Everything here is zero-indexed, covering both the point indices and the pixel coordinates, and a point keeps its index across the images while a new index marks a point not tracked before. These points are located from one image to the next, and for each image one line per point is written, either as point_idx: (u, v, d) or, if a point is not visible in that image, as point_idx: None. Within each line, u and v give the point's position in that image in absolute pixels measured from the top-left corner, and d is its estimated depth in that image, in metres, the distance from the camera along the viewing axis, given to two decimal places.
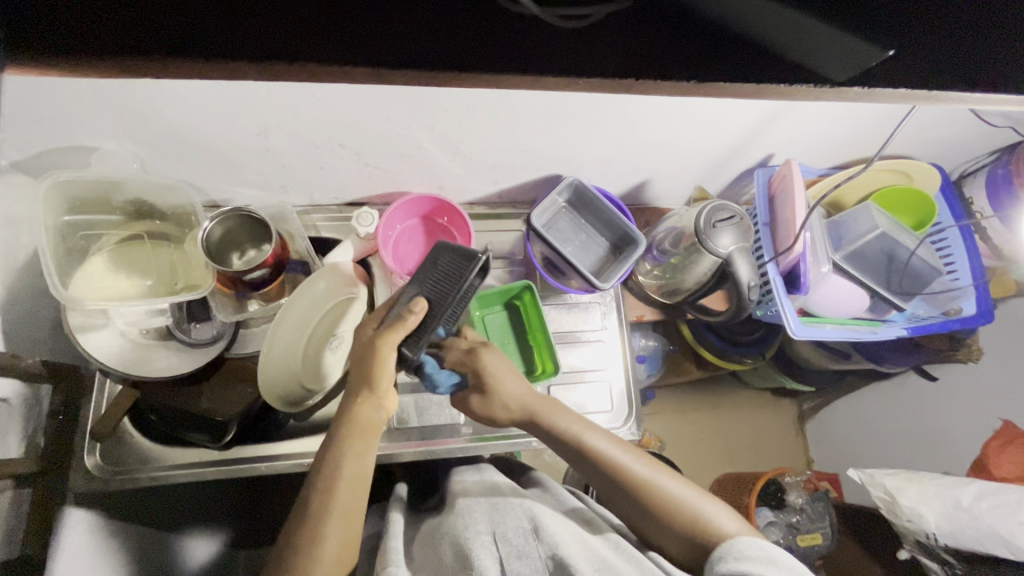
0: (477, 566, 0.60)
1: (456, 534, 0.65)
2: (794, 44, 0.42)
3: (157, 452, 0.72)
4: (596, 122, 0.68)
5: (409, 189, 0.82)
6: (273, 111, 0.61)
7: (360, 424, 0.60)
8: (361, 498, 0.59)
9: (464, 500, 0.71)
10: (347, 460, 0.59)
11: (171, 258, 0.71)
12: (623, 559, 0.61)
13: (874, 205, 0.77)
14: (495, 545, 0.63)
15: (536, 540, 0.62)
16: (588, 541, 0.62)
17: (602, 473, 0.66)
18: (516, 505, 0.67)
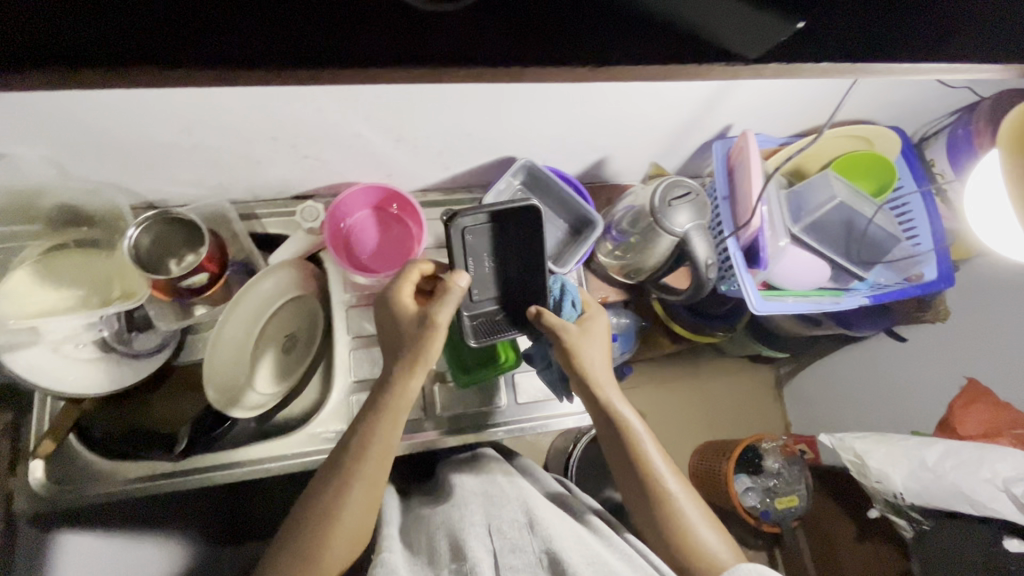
0: (471, 558, 0.58)
1: (451, 524, 0.64)
2: (713, 20, 0.43)
3: (108, 468, 0.68)
4: (543, 101, 0.65)
5: (356, 180, 0.78)
6: (192, 105, 0.57)
7: (403, 399, 0.61)
8: (385, 468, 0.61)
9: (462, 490, 0.71)
10: (380, 432, 0.60)
11: (101, 266, 0.68)
12: (617, 556, 0.61)
13: (833, 173, 0.75)
14: (488, 536, 0.62)
15: (530, 533, 0.62)
16: (583, 538, 0.62)
17: (617, 438, 0.66)
18: (512, 499, 0.67)
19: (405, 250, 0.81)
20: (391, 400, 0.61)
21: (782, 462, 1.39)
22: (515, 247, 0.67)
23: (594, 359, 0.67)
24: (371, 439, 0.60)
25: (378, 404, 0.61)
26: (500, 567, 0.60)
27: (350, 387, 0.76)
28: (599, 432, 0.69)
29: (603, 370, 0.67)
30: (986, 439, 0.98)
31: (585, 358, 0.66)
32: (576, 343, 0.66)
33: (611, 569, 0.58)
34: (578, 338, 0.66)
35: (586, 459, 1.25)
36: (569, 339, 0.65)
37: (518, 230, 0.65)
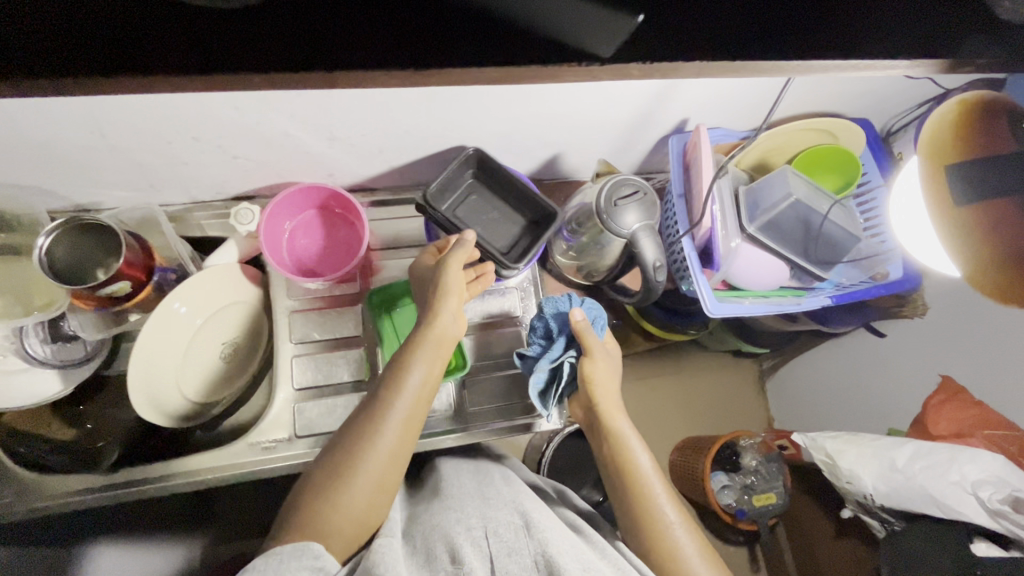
0: (464, 560, 0.55)
1: (445, 529, 0.61)
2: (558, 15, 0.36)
3: (37, 484, 0.65)
4: (479, 98, 0.62)
5: (297, 180, 0.75)
6: (93, 104, 0.53)
7: (435, 333, 0.63)
8: (423, 405, 0.61)
9: (456, 493, 0.68)
10: (418, 365, 0.61)
11: (24, 274, 0.65)
12: (608, 564, 0.57)
13: (790, 169, 0.73)
14: (485, 539, 0.59)
15: (527, 535, 0.59)
16: (578, 546, 0.59)
17: (622, 470, 0.67)
18: (508, 502, 0.65)
19: (350, 251, 0.79)
20: (426, 332, 0.62)
21: (760, 460, 1.37)
22: (496, 191, 0.75)
23: (607, 383, 0.71)
24: (407, 372, 0.60)
25: (415, 338, 0.62)
26: (497, 571, 0.56)
27: (295, 394, 0.74)
28: (602, 463, 0.70)
29: (612, 398, 0.71)
30: (958, 438, 0.94)
31: (596, 379, 0.70)
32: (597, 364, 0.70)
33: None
34: (602, 359, 0.71)
35: (558, 459, 1.22)
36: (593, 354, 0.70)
37: (489, 177, 0.74)
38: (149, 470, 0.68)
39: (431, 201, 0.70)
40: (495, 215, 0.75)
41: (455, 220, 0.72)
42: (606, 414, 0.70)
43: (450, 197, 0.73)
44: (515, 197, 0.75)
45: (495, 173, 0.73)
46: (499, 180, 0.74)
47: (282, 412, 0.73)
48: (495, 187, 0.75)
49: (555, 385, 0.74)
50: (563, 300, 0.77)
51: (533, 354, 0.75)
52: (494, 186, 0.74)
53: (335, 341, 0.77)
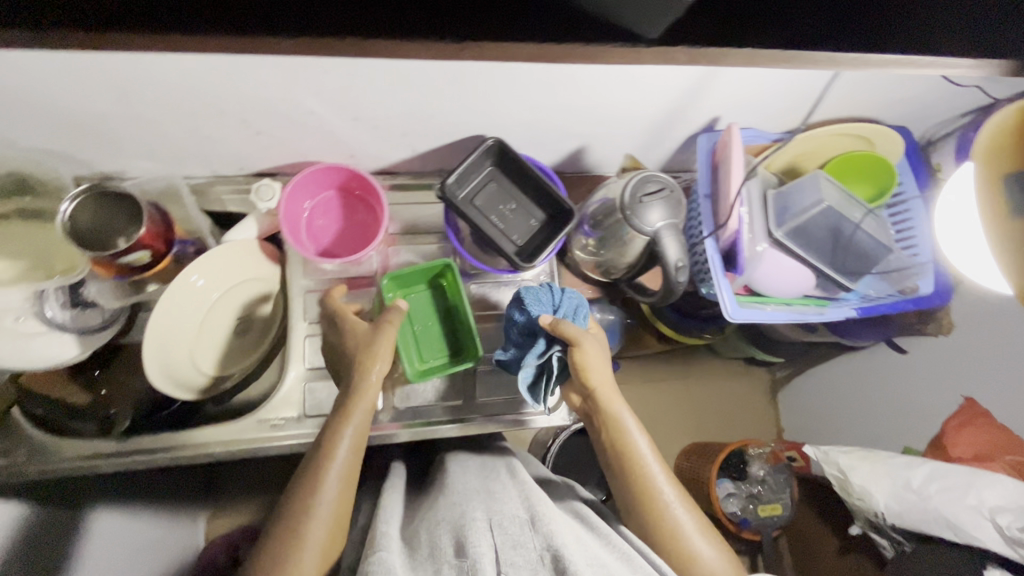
0: (472, 552, 0.54)
1: (452, 521, 0.60)
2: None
3: (50, 445, 0.66)
4: (508, 84, 0.60)
5: (318, 160, 0.75)
6: (121, 71, 0.53)
7: (364, 398, 0.64)
8: (356, 465, 0.62)
9: (459, 491, 0.68)
10: (346, 429, 0.62)
11: (46, 240, 0.66)
12: (616, 557, 0.57)
13: (823, 174, 0.70)
14: (490, 530, 0.58)
15: (532, 530, 0.58)
16: (586, 543, 0.57)
17: (619, 451, 0.66)
18: (515, 499, 0.64)
19: (367, 235, 0.79)
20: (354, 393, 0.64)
21: (768, 469, 1.35)
22: (517, 181, 0.73)
23: (601, 367, 0.68)
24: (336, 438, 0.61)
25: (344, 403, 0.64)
26: (501, 563, 0.54)
27: (305, 373, 0.74)
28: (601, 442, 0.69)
29: (609, 382, 0.69)
30: (976, 462, 0.92)
31: (590, 368, 0.67)
32: (588, 350, 0.67)
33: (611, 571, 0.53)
34: (592, 346, 0.68)
35: (563, 455, 1.22)
36: (585, 342, 0.67)
37: (510, 165, 0.72)
38: (162, 440, 0.68)
39: (448, 191, 0.69)
40: (513, 207, 0.74)
41: (471, 211, 0.70)
42: (603, 400, 0.68)
43: (468, 186, 0.72)
44: (535, 190, 0.73)
45: (516, 161, 0.72)
46: (520, 169, 0.72)
47: (290, 393, 0.73)
48: (516, 176, 0.73)
49: (544, 381, 0.71)
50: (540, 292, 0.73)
51: (517, 352, 0.73)
52: (516, 176, 0.73)
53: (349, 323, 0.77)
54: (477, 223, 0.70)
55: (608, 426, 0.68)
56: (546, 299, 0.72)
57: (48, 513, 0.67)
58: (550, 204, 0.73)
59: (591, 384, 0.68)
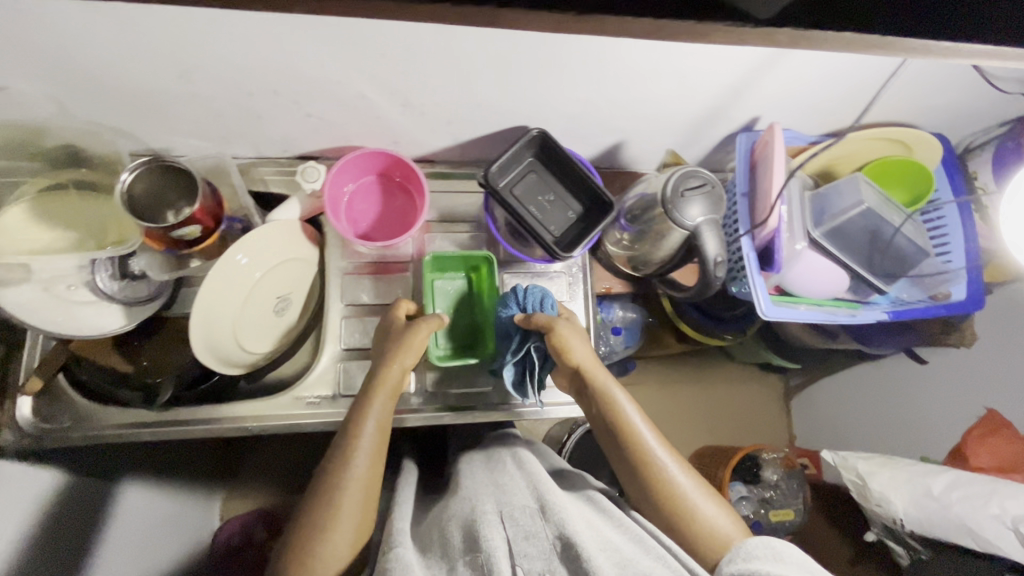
0: (486, 545, 0.55)
1: (463, 516, 0.61)
2: None
3: (95, 410, 0.68)
4: (559, 73, 0.61)
5: (361, 145, 0.76)
6: (188, 46, 0.54)
7: (389, 381, 0.65)
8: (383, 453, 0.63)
9: (467, 486, 0.68)
10: (372, 414, 0.63)
11: (99, 213, 0.67)
12: (628, 539, 0.59)
13: (862, 177, 0.70)
14: (501, 523, 0.59)
15: (543, 520, 0.59)
16: (598, 528, 0.60)
17: (609, 423, 0.68)
18: (523, 487, 0.64)
19: (405, 221, 0.80)
20: (380, 382, 0.65)
21: (781, 475, 1.34)
22: (556, 174, 0.74)
23: (580, 345, 0.69)
24: (362, 423, 0.63)
25: (369, 390, 0.65)
26: (515, 555, 0.56)
27: (338, 354, 0.75)
28: (593, 417, 0.71)
29: (590, 356, 0.70)
30: (999, 472, 0.92)
31: (569, 345, 0.69)
32: (562, 332, 0.69)
33: (624, 556, 0.56)
34: (567, 327, 0.69)
35: (579, 451, 1.23)
36: (559, 328, 0.69)
37: (550, 158, 0.74)
38: (200, 412, 0.70)
39: (490, 180, 0.70)
40: (551, 198, 0.75)
41: (512, 201, 0.71)
42: (596, 383, 0.69)
43: (509, 176, 0.73)
44: (574, 182, 0.74)
45: (556, 154, 0.73)
46: (560, 162, 0.73)
47: (326, 373, 0.74)
48: (555, 169, 0.74)
49: (527, 373, 0.74)
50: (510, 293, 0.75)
51: (500, 354, 0.76)
52: (557, 168, 0.74)
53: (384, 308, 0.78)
54: (517, 213, 0.71)
55: (600, 407, 0.69)
56: (512, 300, 0.74)
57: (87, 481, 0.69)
58: (588, 196, 0.75)
59: (574, 363, 0.69)
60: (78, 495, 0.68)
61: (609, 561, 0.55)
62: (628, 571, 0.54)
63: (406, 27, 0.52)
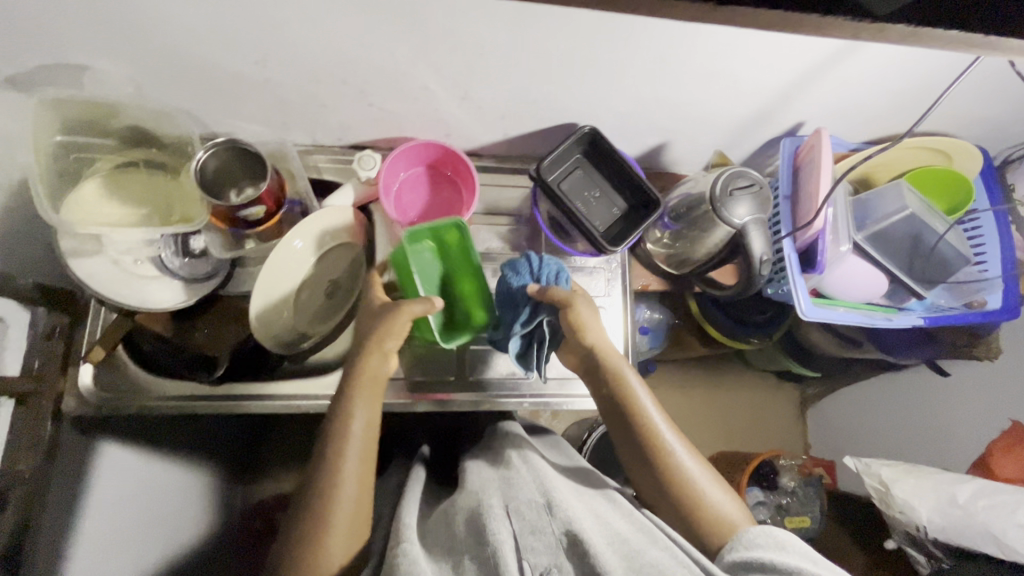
0: (492, 538, 0.56)
1: (471, 507, 0.62)
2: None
3: (146, 382, 0.71)
4: (617, 72, 0.64)
5: (414, 136, 0.79)
6: (270, 33, 0.57)
7: (370, 373, 0.65)
8: (373, 447, 0.64)
9: (475, 478, 0.69)
10: (359, 408, 0.63)
11: (167, 189, 0.69)
12: (635, 529, 0.60)
13: (905, 184, 0.73)
14: (508, 517, 0.60)
15: (549, 515, 0.60)
16: (604, 521, 0.61)
17: (623, 405, 0.69)
18: (529, 481, 0.65)
19: (452, 212, 0.82)
20: (360, 372, 0.65)
21: (798, 481, 1.30)
22: (604, 171, 0.76)
23: (596, 325, 0.70)
24: (349, 416, 0.63)
25: (353, 381, 0.65)
26: (521, 550, 0.58)
27: None
28: (601, 400, 0.72)
29: (605, 338, 0.71)
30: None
31: (587, 325, 0.69)
32: (582, 311, 0.68)
33: (631, 547, 0.57)
34: (585, 305, 0.69)
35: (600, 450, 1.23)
36: (579, 304, 0.68)
37: (598, 155, 0.76)
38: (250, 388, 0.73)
39: (542, 175, 0.73)
40: (597, 194, 0.76)
41: (562, 196, 0.73)
42: (612, 365, 0.70)
43: (559, 172, 0.75)
44: (622, 180, 0.76)
45: (605, 151, 0.75)
46: (608, 160, 0.75)
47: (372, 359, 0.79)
48: (603, 166, 0.76)
49: (534, 350, 0.73)
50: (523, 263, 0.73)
51: (503, 323, 0.73)
52: (605, 165, 0.76)
53: None
54: (566, 207, 0.73)
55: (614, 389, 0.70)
56: (526, 269, 0.72)
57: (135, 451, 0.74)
58: (635, 194, 0.76)
59: (591, 345, 0.70)
60: (122, 467, 0.72)
61: (616, 555, 0.56)
62: (636, 562, 0.55)
63: (481, 21, 0.55)
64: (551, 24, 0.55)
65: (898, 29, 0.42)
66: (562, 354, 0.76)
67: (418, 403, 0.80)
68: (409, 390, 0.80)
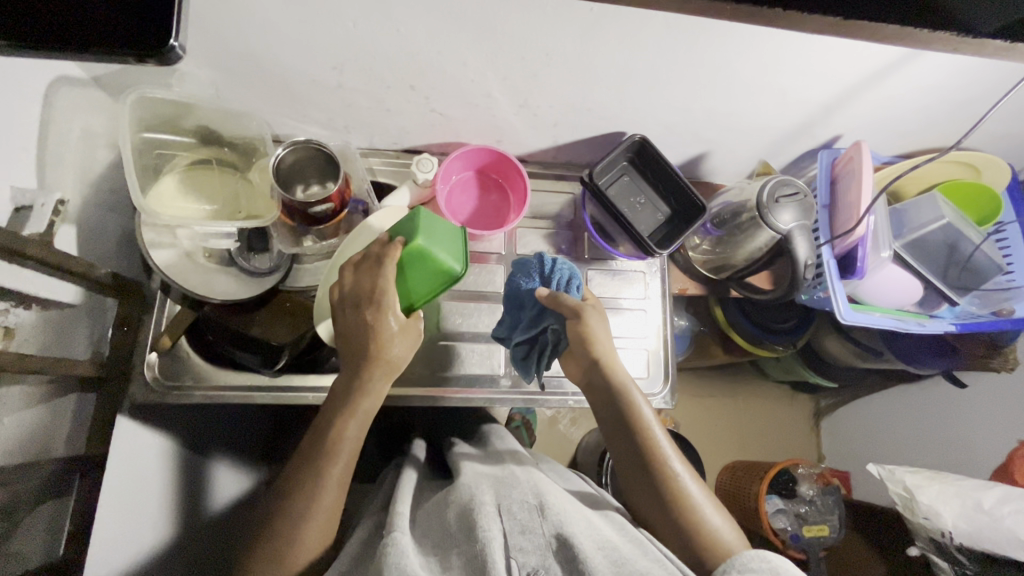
0: (482, 537, 0.52)
1: (462, 501, 0.58)
2: None
3: (210, 373, 0.75)
4: (669, 83, 0.68)
5: (467, 142, 0.82)
6: (352, 40, 0.60)
7: (364, 407, 0.60)
8: (348, 479, 0.60)
9: (470, 475, 0.63)
10: (348, 443, 0.59)
11: (238, 186, 0.72)
12: (627, 541, 0.56)
13: (941, 195, 0.78)
14: (498, 516, 0.55)
15: (540, 517, 0.56)
16: (596, 526, 0.57)
17: (626, 419, 0.67)
18: (523, 482, 0.61)
19: (499, 215, 0.85)
20: (359, 401, 0.59)
21: (816, 491, 1.23)
22: (651, 178, 0.80)
23: (606, 338, 0.69)
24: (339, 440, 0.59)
25: (336, 407, 0.60)
26: (509, 549, 0.53)
27: (435, 336, 0.83)
28: (604, 414, 0.69)
29: (613, 349, 0.69)
30: None
31: (596, 337, 0.68)
32: (591, 321, 0.68)
33: (621, 554, 0.53)
34: (594, 316, 0.69)
35: None
36: (588, 316, 0.68)
37: (647, 163, 0.79)
38: (305, 379, 0.76)
39: (593, 181, 0.76)
40: (642, 201, 0.80)
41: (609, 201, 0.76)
42: (616, 375, 0.68)
43: (607, 179, 0.78)
44: (666, 186, 0.79)
45: (654, 160, 0.78)
46: (656, 168, 0.78)
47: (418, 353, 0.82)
48: (651, 174, 0.79)
49: (535, 355, 0.75)
50: (536, 268, 0.74)
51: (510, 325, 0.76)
52: (655, 173, 0.79)
53: (473, 293, 0.86)
54: (614, 212, 0.76)
55: (617, 400, 0.68)
56: (537, 272, 0.73)
57: (172, 445, 0.75)
58: (682, 199, 0.79)
59: (597, 356, 0.68)
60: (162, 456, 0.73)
61: (606, 561, 0.52)
62: (624, 570, 0.51)
63: (551, 31, 0.58)
64: (616, 36, 0.59)
65: (995, 43, 0.44)
66: (562, 364, 0.75)
67: (461, 399, 0.82)
68: (450, 385, 0.82)
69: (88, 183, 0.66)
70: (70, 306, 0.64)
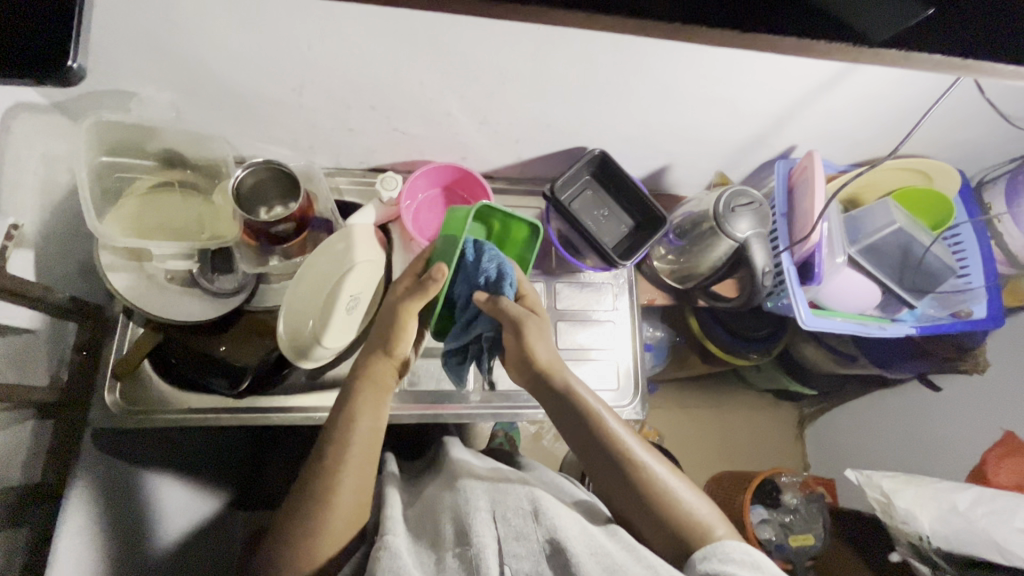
0: (476, 541, 0.52)
1: (455, 507, 0.57)
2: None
3: (173, 396, 0.74)
4: (623, 98, 0.69)
5: (432, 159, 0.83)
6: (308, 62, 0.62)
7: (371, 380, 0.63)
8: (368, 478, 0.58)
9: (466, 478, 0.63)
10: (357, 438, 0.59)
11: (201, 208, 0.73)
12: (619, 547, 0.55)
13: (892, 200, 0.80)
14: (493, 523, 0.55)
15: (535, 522, 0.55)
16: (589, 531, 0.56)
17: (586, 424, 0.65)
18: (518, 488, 0.60)
19: None
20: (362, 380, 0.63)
21: (799, 499, 1.23)
22: (614, 190, 0.81)
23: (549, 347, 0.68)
24: (349, 436, 0.59)
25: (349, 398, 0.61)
26: (504, 555, 0.53)
27: None
28: (564, 428, 0.67)
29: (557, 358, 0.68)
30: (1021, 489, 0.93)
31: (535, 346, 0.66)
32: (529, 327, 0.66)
33: (614, 561, 0.52)
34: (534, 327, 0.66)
35: None
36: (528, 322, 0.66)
37: (606, 176, 0.80)
38: (273, 399, 0.76)
39: (556, 195, 0.77)
40: (606, 213, 0.81)
41: (573, 214, 0.77)
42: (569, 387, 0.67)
43: (569, 192, 0.79)
44: (627, 198, 0.81)
45: (613, 173, 0.79)
46: (617, 181, 0.80)
47: None
48: (612, 187, 0.81)
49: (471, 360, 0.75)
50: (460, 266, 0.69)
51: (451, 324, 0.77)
52: (616, 186, 0.80)
53: None
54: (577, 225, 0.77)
55: (573, 409, 0.66)
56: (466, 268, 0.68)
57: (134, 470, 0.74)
58: (642, 211, 0.81)
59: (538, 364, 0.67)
60: (121, 482, 0.72)
61: (598, 566, 0.51)
62: None
63: (503, 50, 0.60)
64: (565, 53, 0.61)
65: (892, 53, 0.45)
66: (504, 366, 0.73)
67: (431, 415, 0.81)
68: (421, 400, 0.81)
69: (47, 208, 0.66)
70: (29, 331, 0.63)
